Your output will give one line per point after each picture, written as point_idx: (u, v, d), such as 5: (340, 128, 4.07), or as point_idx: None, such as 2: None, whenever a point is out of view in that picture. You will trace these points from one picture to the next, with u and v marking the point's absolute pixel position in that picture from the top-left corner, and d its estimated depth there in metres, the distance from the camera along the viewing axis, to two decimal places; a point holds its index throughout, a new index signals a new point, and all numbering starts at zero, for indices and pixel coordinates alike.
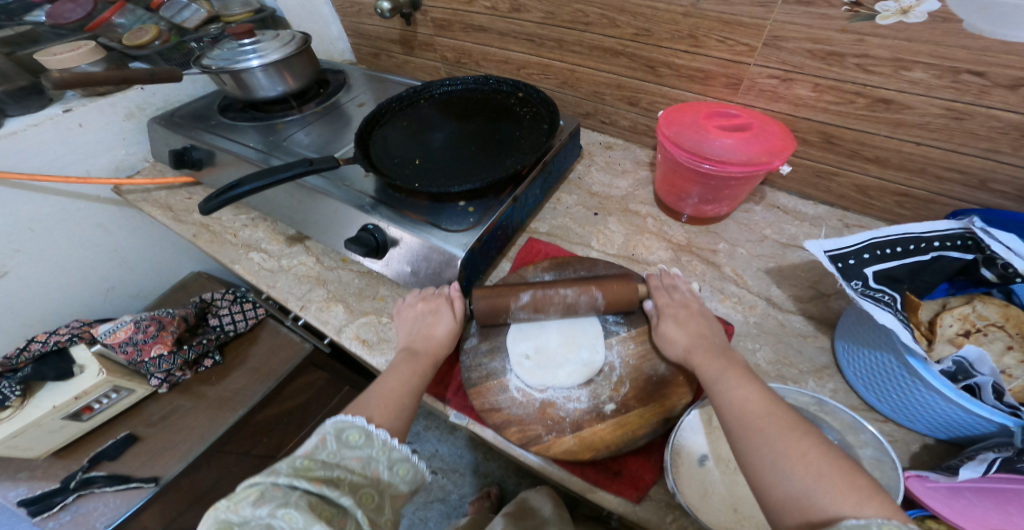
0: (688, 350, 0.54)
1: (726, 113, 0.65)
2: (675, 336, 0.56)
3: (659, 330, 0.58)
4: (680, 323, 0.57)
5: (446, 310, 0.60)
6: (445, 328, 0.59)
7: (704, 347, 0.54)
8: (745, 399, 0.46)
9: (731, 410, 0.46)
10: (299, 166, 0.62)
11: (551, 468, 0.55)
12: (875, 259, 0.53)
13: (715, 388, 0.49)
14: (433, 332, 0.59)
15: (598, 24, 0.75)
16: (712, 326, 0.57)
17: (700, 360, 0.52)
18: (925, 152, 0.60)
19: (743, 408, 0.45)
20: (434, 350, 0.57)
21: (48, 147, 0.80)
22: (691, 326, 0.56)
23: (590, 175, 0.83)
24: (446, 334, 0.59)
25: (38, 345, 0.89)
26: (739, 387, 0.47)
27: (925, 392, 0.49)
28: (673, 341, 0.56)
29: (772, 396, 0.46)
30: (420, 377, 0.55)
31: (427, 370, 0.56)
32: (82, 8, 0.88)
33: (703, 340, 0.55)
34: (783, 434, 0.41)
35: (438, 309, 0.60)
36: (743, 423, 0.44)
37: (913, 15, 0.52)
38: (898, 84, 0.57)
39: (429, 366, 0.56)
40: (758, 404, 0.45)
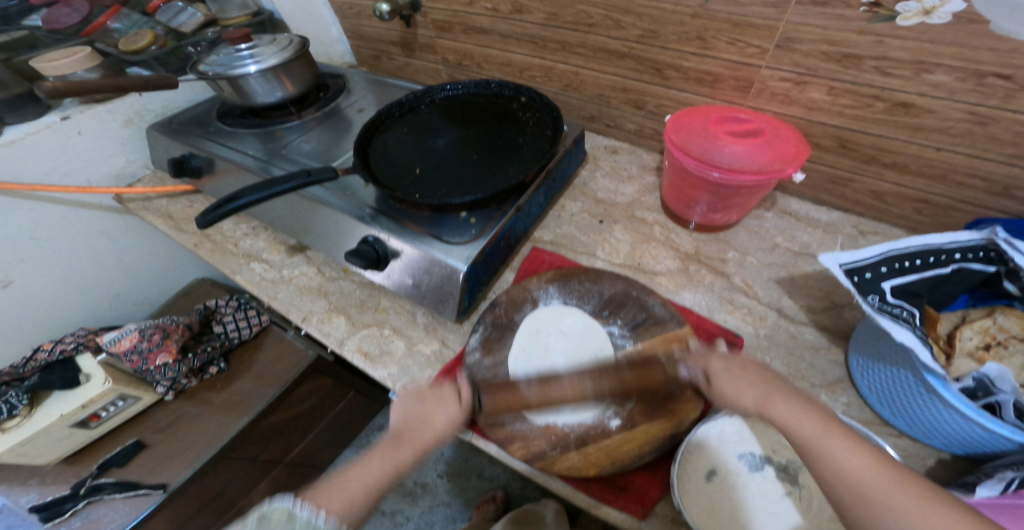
0: (764, 406, 0.46)
1: (737, 118, 0.63)
2: (743, 392, 0.48)
3: (716, 390, 0.49)
4: (737, 374, 0.49)
5: (450, 398, 0.54)
6: (439, 427, 0.52)
7: (780, 398, 0.46)
8: (853, 465, 0.41)
9: (836, 478, 0.41)
10: (298, 178, 0.60)
11: (555, 483, 0.54)
12: (893, 272, 0.51)
13: (814, 458, 0.43)
14: (425, 425, 0.51)
15: (603, 26, 0.72)
16: (763, 369, 0.50)
17: (785, 416, 0.45)
18: (945, 158, 0.57)
19: (854, 473, 0.41)
20: (421, 443, 0.50)
21: (47, 156, 0.79)
22: (751, 376, 0.49)
23: (595, 181, 0.81)
24: (438, 432, 0.51)
25: (43, 355, 0.89)
26: (851, 455, 0.41)
27: (944, 410, 0.47)
28: (737, 401, 0.48)
29: (880, 457, 0.41)
30: (395, 471, 0.49)
31: (405, 461, 0.49)
32: (78, 13, 0.87)
33: (771, 388, 0.47)
34: (895, 496, 0.39)
35: (438, 398, 0.54)
36: (847, 487, 0.41)
37: (936, 15, 0.50)
38: (919, 87, 0.54)
39: (410, 457, 0.49)
40: (865, 462, 0.41)
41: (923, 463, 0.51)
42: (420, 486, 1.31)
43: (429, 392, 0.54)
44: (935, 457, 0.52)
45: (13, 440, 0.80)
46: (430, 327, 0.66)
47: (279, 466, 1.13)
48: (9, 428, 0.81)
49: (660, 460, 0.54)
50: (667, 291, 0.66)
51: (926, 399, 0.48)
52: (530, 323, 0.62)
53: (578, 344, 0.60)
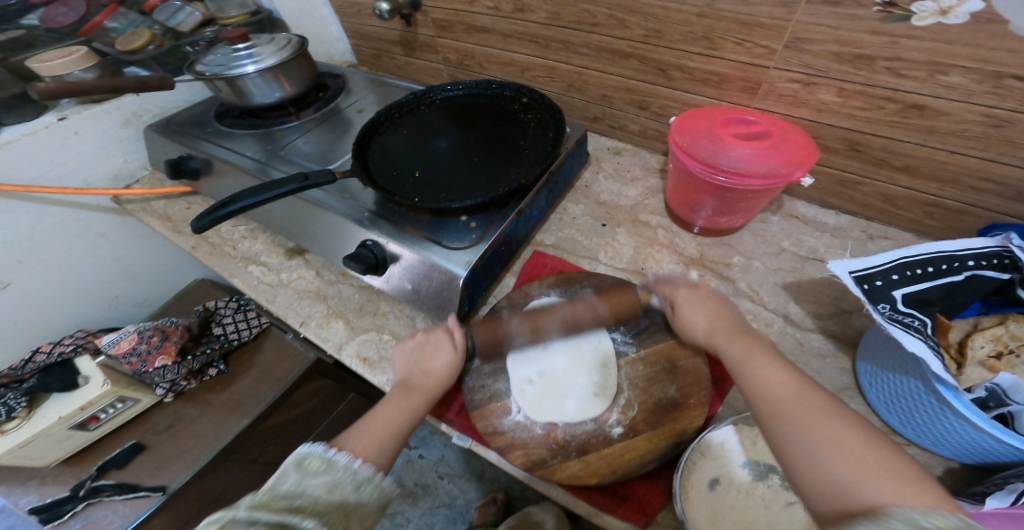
0: (710, 333, 0.51)
1: (745, 120, 0.61)
2: (696, 318, 0.53)
3: (679, 313, 0.54)
4: (699, 296, 0.55)
5: (446, 343, 0.57)
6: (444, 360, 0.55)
7: (726, 329, 0.51)
8: (779, 386, 0.42)
9: (760, 393, 0.43)
10: (294, 181, 0.59)
11: (556, 491, 0.53)
12: (905, 280, 0.50)
13: (744, 371, 0.46)
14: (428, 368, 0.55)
15: (607, 25, 0.71)
16: (729, 306, 0.54)
17: (726, 344, 0.49)
18: (959, 161, 0.56)
19: (779, 397, 0.42)
20: (431, 389, 0.54)
21: (45, 156, 0.79)
22: (706, 307, 0.53)
23: (598, 183, 0.80)
24: (446, 368, 0.55)
25: (42, 356, 0.88)
26: (781, 377, 0.43)
27: (956, 422, 0.45)
28: (691, 326, 0.53)
29: (802, 377, 0.43)
30: (412, 414, 0.53)
31: (419, 407, 0.53)
32: (75, 12, 0.86)
33: (723, 322, 0.52)
34: (814, 422, 0.39)
35: (441, 341, 0.57)
36: (777, 420, 0.40)
37: (953, 16, 0.48)
38: (933, 88, 0.53)
39: (422, 403, 0.53)
40: (786, 388, 0.42)
41: (932, 473, 0.50)
42: (420, 488, 1.30)
43: (433, 336, 0.58)
44: (943, 466, 0.51)
45: (12, 442, 0.80)
46: None
47: (279, 468, 1.13)
48: (8, 430, 0.81)
49: (662, 468, 0.53)
50: None
51: (937, 410, 0.47)
52: None
53: (580, 350, 0.61)
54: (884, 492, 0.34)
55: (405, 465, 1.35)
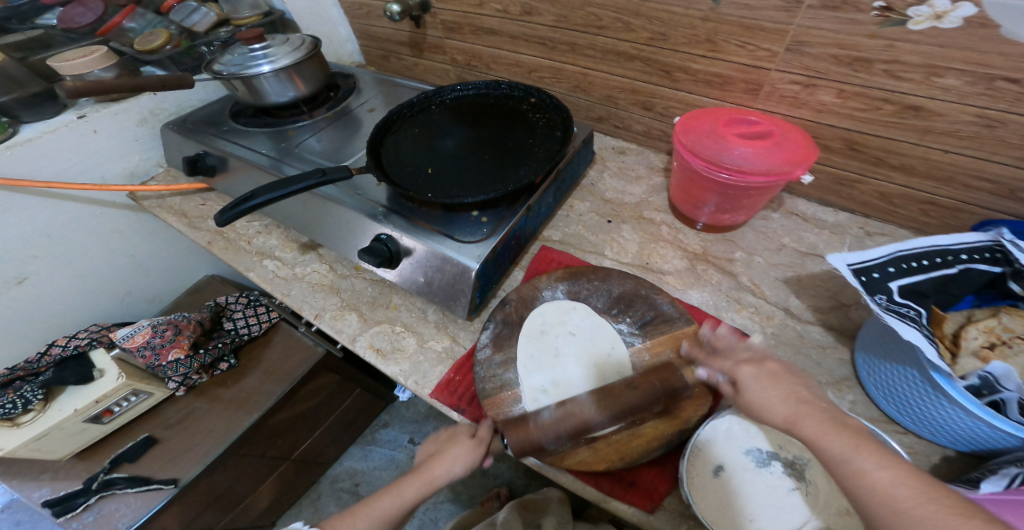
0: (793, 420, 0.42)
1: (747, 120, 0.63)
2: (771, 401, 0.44)
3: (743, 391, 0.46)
4: (774, 377, 0.45)
5: (463, 438, 0.56)
6: (452, 471, 0.54)
7: (813, 413, 0.42)
8: (881, 483, 0.36)
9: (867, 500, 0.37)
10: (313, 177, 0.61)
11: (565, 477, 0.55)
12: (901, 272, 0.52)
13: (841, 473, 0.39)
14: (445, 468, 0.54)
15: (613, 28, 0.73)
16: (803, 378, 0.45)
17: (812, 431, 0.41)
18: (953, 160, 0.58)
19: (885, 494, 0.36)
20: (427, 478, 0.55)
21: (64, 153, 0.81)
22: (784, 385, 0.44)
23: (603, 181, 0.82)
24: (447, 471, 0.54)
25: (58, 349, 0.89)
26: (875, 468, 0.37)
27: (949, 407, 0.48)
28: (767, 410, 0.44)
29: (893, 460, 0.38)
30: (405, 501, 0.55)
31: (411, 495, 0.55)
32: (93, 12, 0.89)
33: (805, 403, 0.43)
34: (918, 508, 0.35)
35: (468, 447, 0.55)
36: (882, 508, 0.36)
37: (947, 20, 0.50)
38: (928, 90, 0.55)
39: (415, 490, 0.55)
40: (882, 478, 0.37)
41: (928, 460, 0.52)
42: None
43: (461, 439, 0.56)
44: (940, 454, 0.53)
45: (28, 434, 0.80)
46: (441, 324, 0.67)
47: (286, 462, 1.14)
48: (24, 423, 0.81)
49: (668, 456, 0.55)
50: (676, 290, 0.67)
51: (932, 396, 0.49)
52: (533, 321, 0.63)
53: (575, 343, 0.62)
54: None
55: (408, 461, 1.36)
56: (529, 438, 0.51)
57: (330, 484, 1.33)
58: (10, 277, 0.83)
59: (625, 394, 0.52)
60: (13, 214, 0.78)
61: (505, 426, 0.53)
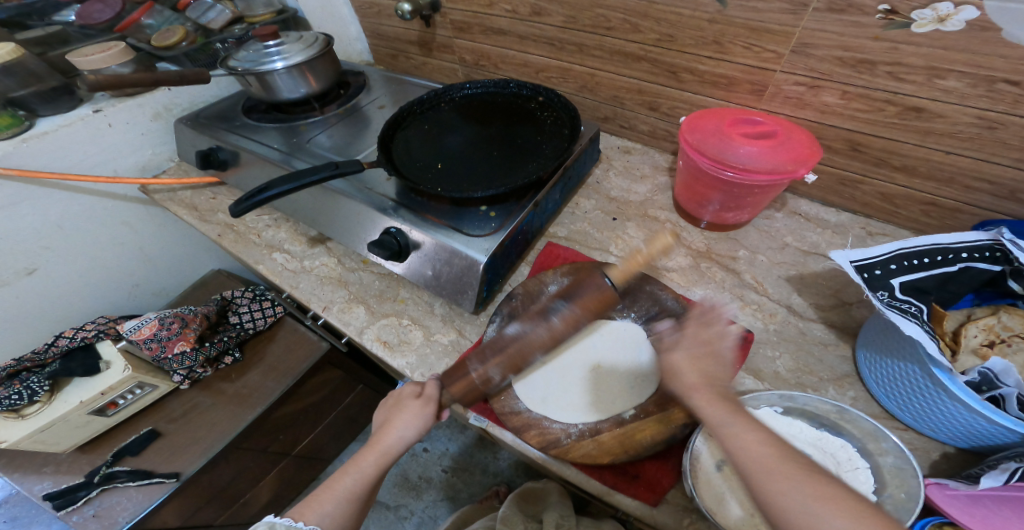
0: (690, 389, 0.45)
1: (752, 120, 0.64)
2: (684, 368, 0.46)
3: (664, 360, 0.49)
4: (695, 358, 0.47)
5: (409, 398, 0.57)
6: (405, 437, 0.55)
7: (705, 391, 0.45)
8: (754, 444, 0.40)
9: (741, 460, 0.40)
10: (326, 170, 0.62)
11: (570, 470, 0.55)
12: (903, 269, 0.53)
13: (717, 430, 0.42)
14: (395, 437, 0.55)
15: (620, 29, 0.75)
16: (722, 367, 0.47)
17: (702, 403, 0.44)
18: (954, 161, 0.59)
19: (755, 456, 0.39)
20: (386, 450, 0.55)
21: (78, 147, 0.82)
22: (703, 363, 0.46)
23: (609, 180, 0.83)
24: (400, 438, 0.55)
25: (65, 340, 0.88)
26: (748, 433, 0.41)
27: (950, 404, 0.48)
28: (676, 374, 0.47)
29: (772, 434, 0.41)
30: (366, 476, 0.54)
31: (371, 467, 0.54)
32: (111, 9, 0.91)
33: (710, 383, 0.45)
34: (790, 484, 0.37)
35: (417, 408, 0.55)
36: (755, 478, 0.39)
37: (950, 23, 0.51)
38: (931, 92, 0.56)
39: (375, 459, 0.55)
40: (766, 451, 0.39)
41: (926, 454, 0.53)
42: (424, 480, 1.32)
43: (409, 401, 0.56)
44: (940, 451, 0.53)
45: (33, 426, 0.79)
46: (447, 317, 0.68)
47: (287, 458, 1.13)
48: (29, 414, 0.80)
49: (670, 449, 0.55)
50: (679, 287, 0.68)
51: (932, 392, 0.49)
52: None
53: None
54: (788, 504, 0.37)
55: (409, 457, 1.36)
56: (482, 386, 0.53)
57: None
58: (20, 268, 0.84)
59: (563, 337, 0.52)
60: (25, 206, 0.80)
61: (450, 377, 0.55)
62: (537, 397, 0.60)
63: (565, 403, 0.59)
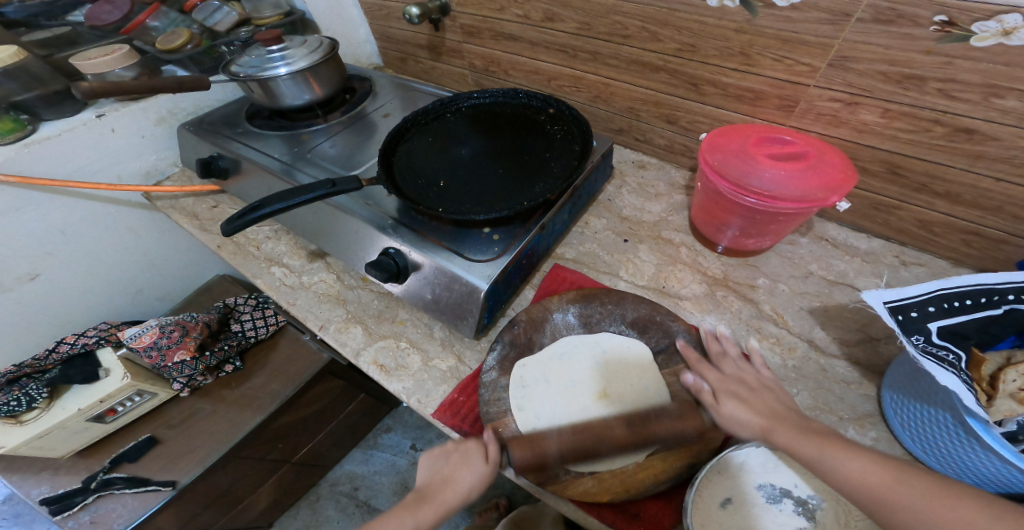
0: (768, 430, 0.46)
1: (779, 139, 0.60)
2: (739, 413, 0.48)
3: (720, 406, 0.49)
4: (745, 401, 0.49)
5: (476, 457, 0.51)
6: (465, 490, 0.49)
7: (785, 424, 0.46)
8: (859, 473, 0.40)
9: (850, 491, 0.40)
10: (321, 188, 0.60)
11: (567, 506, 0.52)
12: (941, 312, 0.48)
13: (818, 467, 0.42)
14: (455, 489, 0.49)
15: (638, 38, 0.70)
16: (781, 399, 0.49)
17: (787, 441, 0.44)
18: (1005, 189, 0.54)
19: (862, 482, 0.40)
20: (444, 505, 0.50)
21: (81, 153, 0.81)
22: (757, 406, 0.48)
23: (621, 197, 0.79)
24: (463, 498, 0.50)
25: (66, 347, 0.87)
26: (849, 462, 0.41)
27: (981, 454, 0.43)
28: (740, 425, 0.48)
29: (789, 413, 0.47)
30: (416, 528, 0.49)
31: (427, 522, 0.49)
32: (119, 11, 0.89)
33: (777, 417, 0.47)
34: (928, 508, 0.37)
35: (471, 456, 0.51)
36: (878, 507, 0.39)
37: (1015, 37, 0.46)
38: (986, 112, 0.50)
39: (432, 516, 0.49)
40: (874, 476, 0.39)
41: None
42: None
43: (468, 451, 0.51)
44: None
45: (31, 432, 0.79)
46: (446, 342, 0.65)
47: (286, 466, 1.12)
48: (27, 421, 0.80)
49: (676, 487, 0.52)
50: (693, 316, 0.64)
51: (962, 440, 0.44)
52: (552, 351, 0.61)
53: (581, 357, 0.60)
54: (848, 464, 0.41)
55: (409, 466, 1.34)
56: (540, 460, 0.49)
57: (330, 487, 1.32)
58: (22, 273, 0.83)
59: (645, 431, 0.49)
60: (26, 212, 0.79)
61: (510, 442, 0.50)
62: (544, 428, 0.54)
63: None
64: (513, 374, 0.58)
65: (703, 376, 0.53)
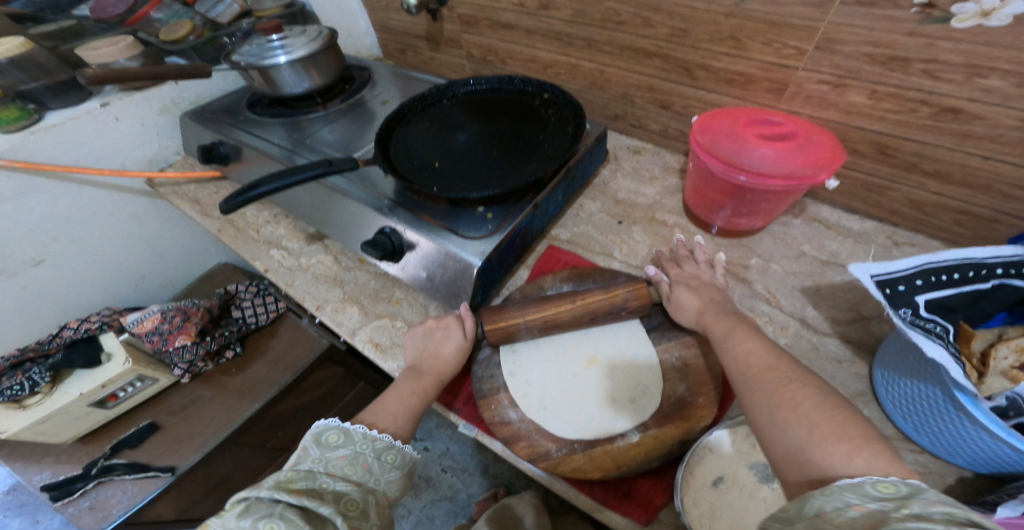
0: (701, 312, 0.54)
1: (769, 120, 0.60)
2: (687, 301, 0.56)
3: (672, 294, 0.58)
4: (694, 289, 0.57)
5: (457, 330, 0.58)
6: (450, 354, 0.56)
7: (716, 308, 0.54)
8: (749, 354, 0.46)
9: (737, 366, 0.46)
10: (319, 167, 0.61)
11: (559, 484, 0.52)
12: (929, 285, 0.48)
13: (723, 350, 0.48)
14: (442, 352, 0.56)
15: (631, 24, 0.71)
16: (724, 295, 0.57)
17: (710, 321, 0.52)
18: (993, 167, 0.54)
19: (748, 366, 0.45)
20: (441, 372, 0.55)
21: (86, 141, 0.83)
22: (703, 293, 0.56)
23: (616, 181, 0.80)
24: (451, 363, 0.56)
25: (69, 332, 0.89)
26: (747, 345, 0.47)
27: (972, 430, 0.44)
28: (682, 308, 0.56)
29: (792, 355, 0.46)
30: (423, 396, 0.54)
31: (431, 390, 0.54)
32: (124, 4, 0.93)
33: (715, 302, 0.55)
34: (783, 389, 0.41)
35: (446, 332, 0.58)
36: (751, 382, 0.43)
37: (994, 18, 0.46)
38: (970, 92, 0.51)
39: (433, 386, 0.54)
40: (761, 358, 0.45)
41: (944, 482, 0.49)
42: (423, 480, 1.30)
43: (438, 328, 0.58)
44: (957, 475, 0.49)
45: (33, 418, 0.80)
46: (441, 321, 0.65)
47: (286, 454, 1.13)
48: (29, 406, 0.82)
49: (667, 465, 0.52)
50: None
51: (954, 418, 0.45)
52: (543, 318, 0.63)
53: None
54: (837, 459, 0.35)
55: None
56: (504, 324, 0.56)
57: None
58: (28, 259, 0.85)
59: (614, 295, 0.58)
60: (31, 200, 0.80)
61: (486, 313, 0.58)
62: (534, 394, 0.56)
63: (568, 408, 0.54)
64: (503, 344, 0.60)
65: (665, 272, 0.62)
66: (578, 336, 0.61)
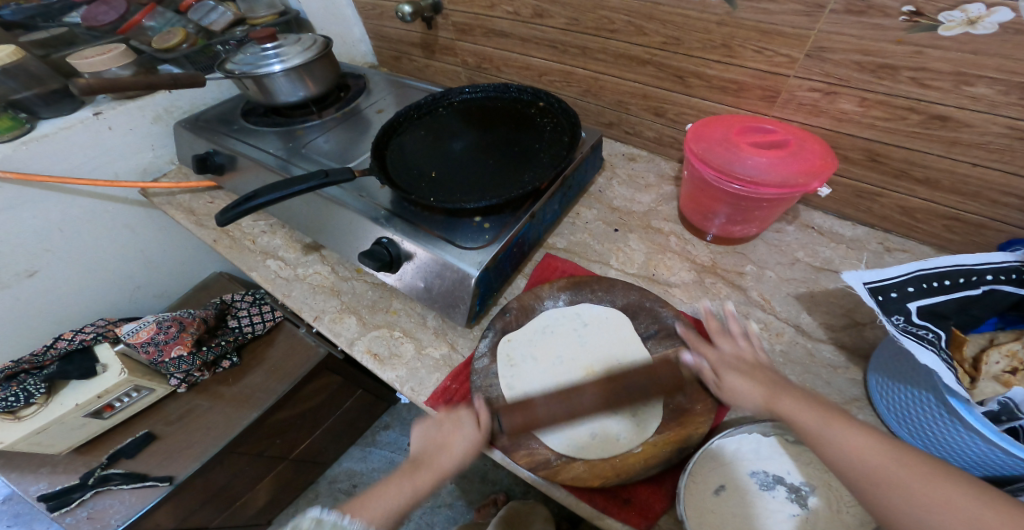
0: (772, 399, 0.47)
1: (762, 128, 0.61)
2: (741, 391, 0.49)
3: (721, 381, 0.51)
4: (746, 375, 0.50)
5: (468, 420, 0.53)
6: (459, 461, 0.51)
7: (789, 391, 0.47)
8: (861, 449, 0.41)
9: (842, 457, 0.42)
10: (315, 178, 0.61)
11: (559, 492, 0.52)
12: (920, 292, 0.49)
13: (814, 436, 0.44)
14: (447, 457, 0.51)
15: (625, 32, 0.72)
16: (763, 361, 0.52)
17: (788, 409, 0.46)
18: (981, 174, 0.55)
19: (858, 458, 0.41)
20: (442, 467, 0.51)
21: (79, 150, 0.82)
22: (755, 377, 0.49)
23: (612, 188, 0.81)
24: (458, 465, 0.51)
25: (64, 343, 0.88)
26: (846, 436, 0.42)
27: (965, 434, 0.44)
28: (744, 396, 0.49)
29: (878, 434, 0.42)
30: (415, 492, 0.50)
31: (426, 487, 0.50)
32: (115, 11, 0.91)
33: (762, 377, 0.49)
34: (907, 483, 0.39)
35: (458, 427, 0.52)
36: (866, 474, 0.41)
37: (980, 26, 0.47)
38: (958, 100, 0.52)
39: (429, 481, 0.50)
40: (873, 457, 0.41)
41: None
42: None
43: (448, 422, 0.53)
44: None
45: (29, 428, 0.79)
46: (439, 330, 0.66)
47: (285, 462, 1.13)
48: (25, 416, 0.81)
49: (666, 472, 0.52)
50: (681, 303, 0.65)
51: (948, 423, 0.45)
52: (536, 323, 0.63)
53: (563, 330, 0.63)
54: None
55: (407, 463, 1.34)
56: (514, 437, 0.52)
57: (328, 484, 1.32)
58: (21, 269, 0.84)
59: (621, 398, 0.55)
60: (25, 208, 0.80)
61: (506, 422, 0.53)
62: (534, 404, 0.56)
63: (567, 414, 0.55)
64: (500, 355, 0.60)
65: (703, 356, 0.54)
66: (571, 339, 0.62)
